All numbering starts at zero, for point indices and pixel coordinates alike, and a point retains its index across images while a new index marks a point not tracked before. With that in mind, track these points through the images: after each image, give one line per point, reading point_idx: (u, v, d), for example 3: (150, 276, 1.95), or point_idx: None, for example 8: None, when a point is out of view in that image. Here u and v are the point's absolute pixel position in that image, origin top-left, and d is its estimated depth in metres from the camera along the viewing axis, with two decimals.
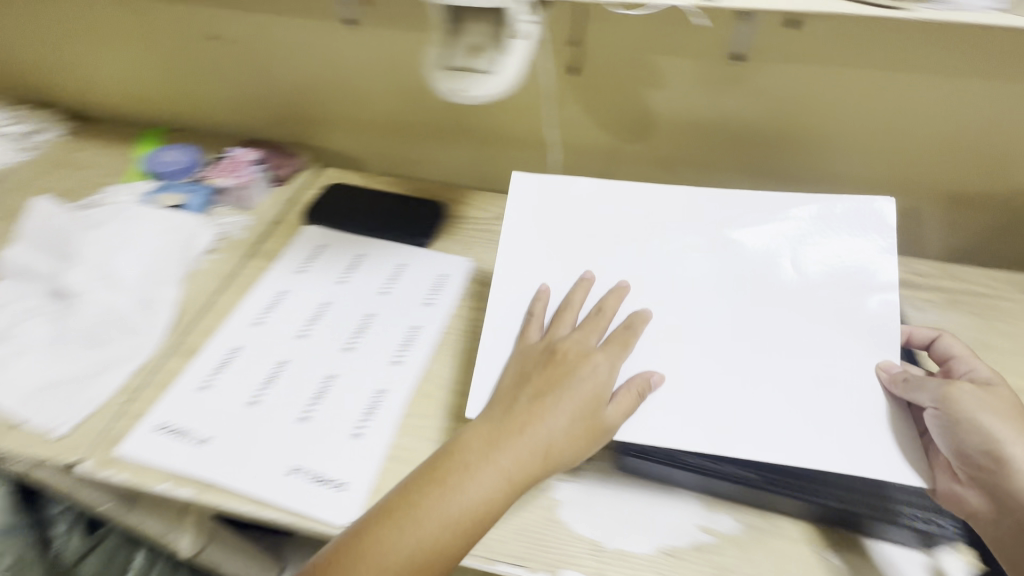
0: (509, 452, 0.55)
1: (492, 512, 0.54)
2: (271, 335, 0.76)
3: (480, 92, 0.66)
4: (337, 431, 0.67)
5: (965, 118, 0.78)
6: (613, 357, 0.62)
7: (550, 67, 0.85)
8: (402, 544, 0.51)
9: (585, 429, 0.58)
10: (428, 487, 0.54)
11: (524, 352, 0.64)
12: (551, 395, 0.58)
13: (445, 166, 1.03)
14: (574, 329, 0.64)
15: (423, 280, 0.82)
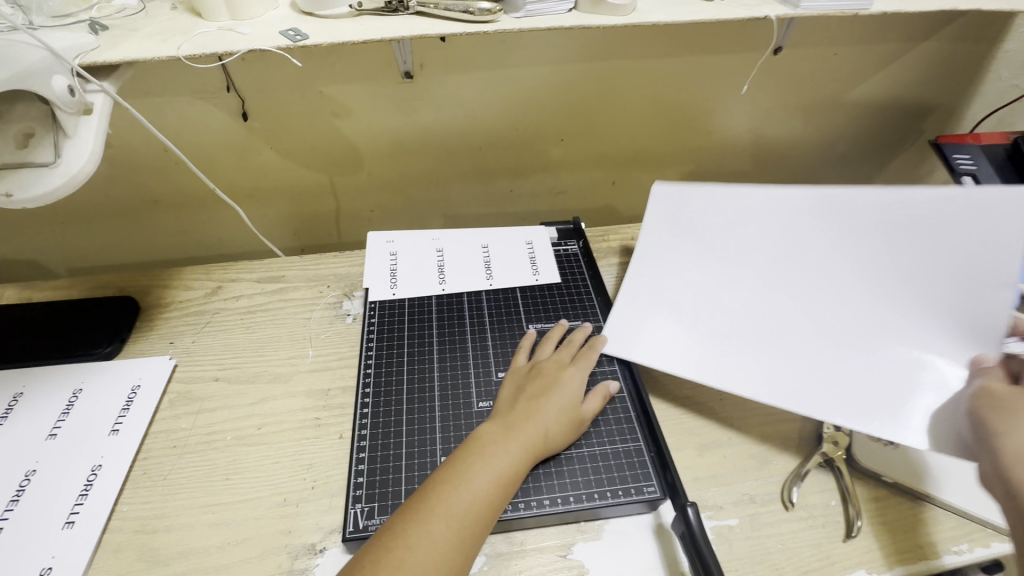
0: (525, 430, 0.57)
1: (499, 495, 0.52)
2: (14, 451, 0.61)
3: (42, 193, 0.48)
4: (186, 542, 0.56)
5: (711, 128, 1.02)
6: (586, 369, 0.65)
7: (389, 83, 0.81)
8: (465, 495, 0.50)
9: (558, 430, 0.58)
10: (471, 455, 0.54)
11: (513, 370, 0.66)
12: (544, 395, 0.60)
13: (271, 214, 0.96)
14: (557, 350, 0.68)
15: (115, 399, 0.67)
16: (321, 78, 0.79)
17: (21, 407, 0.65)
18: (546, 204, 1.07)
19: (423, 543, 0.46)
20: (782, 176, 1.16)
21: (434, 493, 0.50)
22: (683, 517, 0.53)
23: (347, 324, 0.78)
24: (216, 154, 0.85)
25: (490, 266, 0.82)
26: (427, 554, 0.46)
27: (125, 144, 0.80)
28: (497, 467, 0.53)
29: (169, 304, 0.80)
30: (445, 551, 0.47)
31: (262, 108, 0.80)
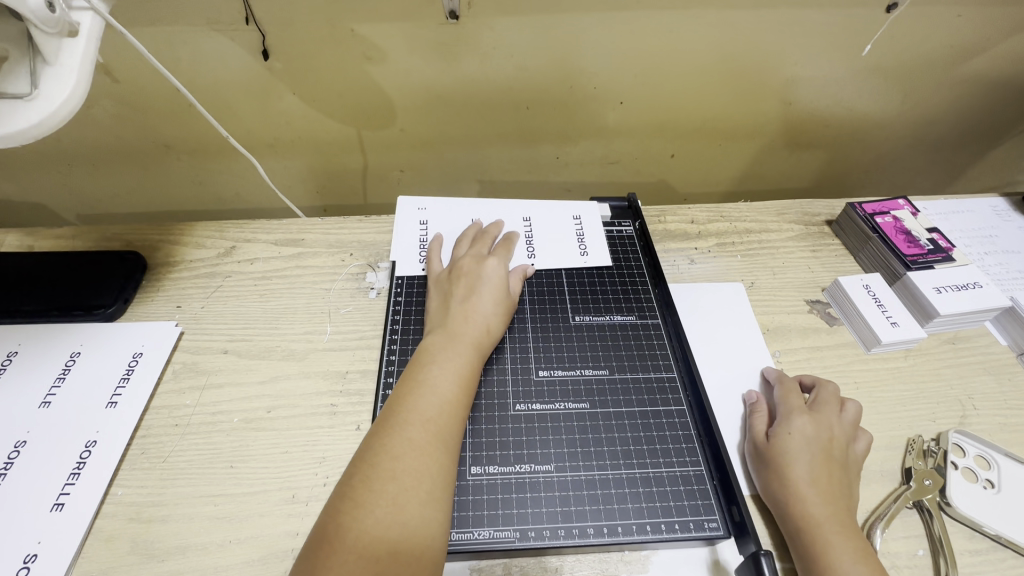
0: (465, 332, 0.55)
1: (464, 391, 0.51)
2: (4, 417, 0.55)
3: (15, 132, 0.40)
4: (183, 537, 0.50)
5: (792, 99, 0.89)
6: (503, 258, 0.65)
7: (431, 23, 0.69)
8: (428, 400, 0.48)
9: (494, 318, 0.58)
10: (419, 366, 0.52)
11: (434, 280, 0.63)
12: (473, 293, 0.59)
13: (293, 168, 0.88)
14: (469, 249, 0.66)
15: (115, 366, 0.61)
16: (353, 15, 0.68)
17: (13, 368, 0.59)
18: (594, 174, 0.97)
19: (404, 449, 0.44)
20: (863, 159, 1.03)
21: (395, 408, 0.48)
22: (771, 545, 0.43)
23: (370, 298, 0.70)
24: (233, 97, 0.76)
25: (532, 242, 0.72)
26: (416, 457, 0.44)
27: (133, 81, 0.71)
28: (450, 367, 0.52)
29: (178, 263, 0.73)
30: (431, 451, 0.45)
31: (286, 47, 0.70)
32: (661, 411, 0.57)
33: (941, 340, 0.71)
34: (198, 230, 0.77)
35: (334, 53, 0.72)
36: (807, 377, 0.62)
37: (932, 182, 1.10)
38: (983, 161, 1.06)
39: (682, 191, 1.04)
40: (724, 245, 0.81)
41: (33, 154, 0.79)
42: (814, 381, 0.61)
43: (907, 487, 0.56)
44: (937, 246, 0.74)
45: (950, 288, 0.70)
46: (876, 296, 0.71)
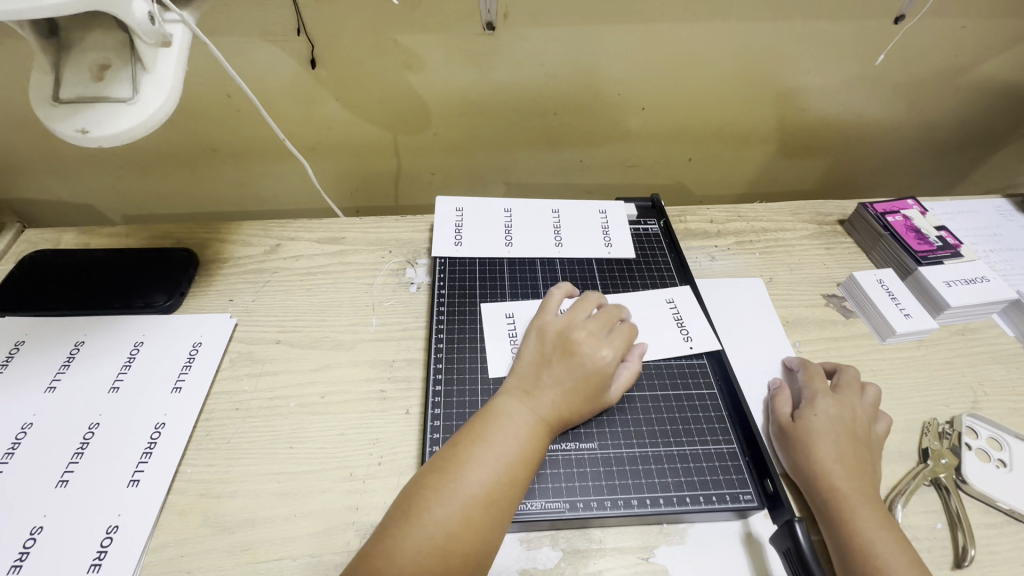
0: (544, 408, 0.52)
1: (525, 472, 0.48)
2: (77, 400, 0.59)
3: (118, 133, 0.44)
4: (251, 511, 0.54)
5: (805, 105, 0.93)
6: (619, 346, 0.58)
7: (469, 34, 0.74)
8: (486, 472, 0.46)
9: (581, 399, 0.54)
10: (490, 429, 0.50)
11: (541, 329, 0.59)
12: (570, 375, 0.54)
13: (330, 171, 0.92)
14: (580, 315, 0.60)
15: (176, 354, 0.64)
16: (397, 26, 0.72)
17: (82, 356, 0.63)
18: (614, 176, 1.01)
19: (453, 521, 0.43)
20: (870, 162, 1.07)
21: (456, 465, 0.47)
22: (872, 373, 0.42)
23: (411, 292, 0.74)
24: (279, 103, 0.80)
25: (560, 231, 0.77)
26: (461, 524, 0.44)
27: (187, 88, 0.75)
28: (516, 443, 0.49)
29: (228, 259, 0.77)
30: (478, 523, 0.44)
31: (333, 56, 0.75)
32: (695, 394, 0.61)
33: (950, 332, 0.75)
34: (244, 229, 0.81)
35: (376, 62, 0.76)
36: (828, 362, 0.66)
37: (936, 184, 1.14)
38: (985, 165, 1.10)
39: (698, 193, 1.09)
40: (743, 243, 0.85)
41: (86, 157, 0.83)
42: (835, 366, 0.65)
43: (925, 465, 0.60)
44: (946, 243, 0.79)
45: (959, 282, 0.74)
46: (890, 289, 0.75)
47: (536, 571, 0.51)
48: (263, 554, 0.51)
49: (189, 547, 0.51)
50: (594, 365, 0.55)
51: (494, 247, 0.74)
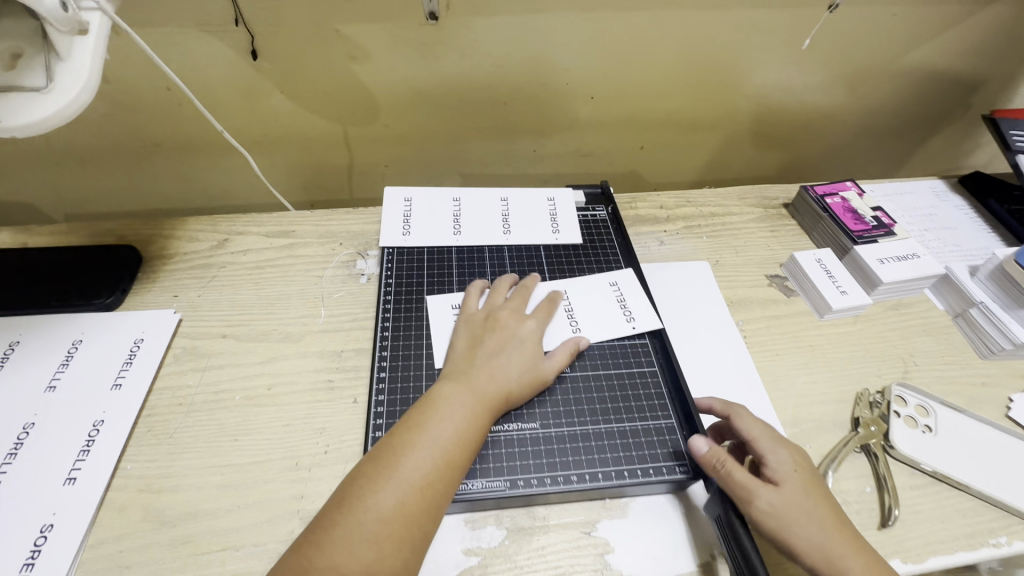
0: (482, 388, 0.54)
1: (463, 454, 0.49)
2: (11, 401, 0.57)
3: (33, 121, 0.43)
4: (193, 504, 0.53)
5: (749, 92, 0.96)
6: (543, 321, 0.63)
7: (412, 23, 0.74)
8: (423, 457, 0.47)
9: (519, 373, 0.56)
10: (428, 416, 0.50)
11: (467, 317, 0.62)
12: (501, 350, 0.57)
13: (281, 165, 0.91)
14: (508, 301, 0.64)
15: (117, 351, 0.63)
16: (338, 16, 0.72)
17: (16, 356, 0.61)
18: (569, 166, 1.02)
19: (388, 509, 0.44)
20: (816, 148, 1.11)
21: (392, 454, 0.47)
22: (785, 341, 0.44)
23: (361, 283, 0.74)
24: (223, 96, 0.79)
25: (508, 218, 0.78)
26: (399, 516, 0.44)
27: (125, 80, 0.74)
28: (454, 427, 0.50)
29: (173, 255, 0.75)
30: (417, 514, 0.44)
31: (275, 47, 0.74)
32: (636, 372, 0.62)
33: (885, 307, 0.78)
34: (191, 224, 0.80)
35: (320, 53, 0.76)
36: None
37: (880, 168, 1.19)
38: (924, 149, 1.15)
39: (652, 181, 1.11)
40: (691, 227, 0.87)
41: (22, 154, 0.80)
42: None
43: (856, 433, 0.63)
44: (881, 222, 0.82)
45: (892, 259, 0.78)
46: (827, 268, 0.78)
47: (481, 550, 0.52)
48: (205, 545, 0.51)
49: (129, 543, 0.51)
50: (522, 339, 0.59)
51: (443, 237, 0.75)
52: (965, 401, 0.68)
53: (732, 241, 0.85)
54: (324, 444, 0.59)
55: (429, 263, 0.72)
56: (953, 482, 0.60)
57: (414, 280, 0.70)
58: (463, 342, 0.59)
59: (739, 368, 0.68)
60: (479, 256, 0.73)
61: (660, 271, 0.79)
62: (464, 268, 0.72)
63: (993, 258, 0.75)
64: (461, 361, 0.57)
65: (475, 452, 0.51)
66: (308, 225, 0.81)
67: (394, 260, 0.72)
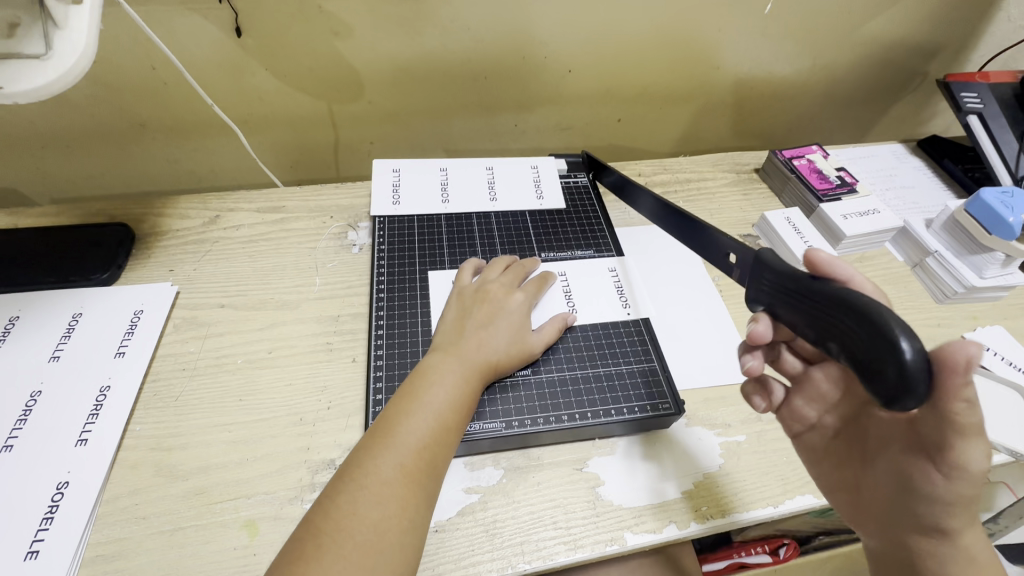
0: (472, 358, 0.56)
1: (458, 418, 0.52)
2: (16, 371, 0.59)
3: (33, 88, 0.45)
4: (203, 459, 0.56)
5: (720, 63, 1.00)
6: (532, 296, 0.65)
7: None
8: (419, 424, 0.49)
9: (509, 349, 0.59)
10: (423, 384, 0.53)
11: (460, 291, 0.64)
12: (490, 322, 0.59)
13: (267, 144, 0.92)
14: (500, 275, 0.66)
15: (118, 322, 0.65)
16: None
17: (17, 330, 0.62)
18: (550, 140, 1.06)
19: (389, 473, 0.45)
20: (785, 118, 1.16)
21: (389, 423, 0.49)
22: (763, 262, 0.49)
23: (354, 253, 0.76)
24: (208, 75, 0.80)
25: (494, 186, 0.81)
26: (401, 473, 0.46)
27: (110, 60, 0.74)
28: (445, 393, 0.52)
29: (166, 232, 0.77)
30: (418, 472, 0.47)
31: (259, 24, 0.75)
32: (620, 323, 0.67)
33: (850, 260, 0.83)
34: (182, 202, 0.81)
35: (303, 29, 0.77)
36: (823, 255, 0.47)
37: (845, 137, 1.24)
38: (886, 117, 1.21)
39: (631, 154, 1.15)
40: (668, 193, 0.91)
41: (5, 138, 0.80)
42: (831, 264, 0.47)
43: None
44: (844, 181, 0.87)
45: (855, 215, 0.83)
46: (796, 225, 0.83)
47: (481, 488, 0.56)
48: (218, 495, 0.53)
49: (144, 496, 0.53)
50: (513, 314, 0.62)
51: (432, 205, 0.77)
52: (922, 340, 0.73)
53: (708, 204, 0.90)
54: (326, 400, 0.61)
55: (419, 231, 0.75)
56: None
57: (406, 247, 0.73)
58: (456, 315, 0.61)
59: (719, 318, 0.72)
60: (467, 222, 0.76)
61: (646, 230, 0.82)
62: (454, 234, 0.75)
63: (947, 209, 0.80)
64: (454, 334, 0.59)
65: (468, 416, 0.53)
66: (299, 200, 0.83)
67: (385, 229, 0.75)
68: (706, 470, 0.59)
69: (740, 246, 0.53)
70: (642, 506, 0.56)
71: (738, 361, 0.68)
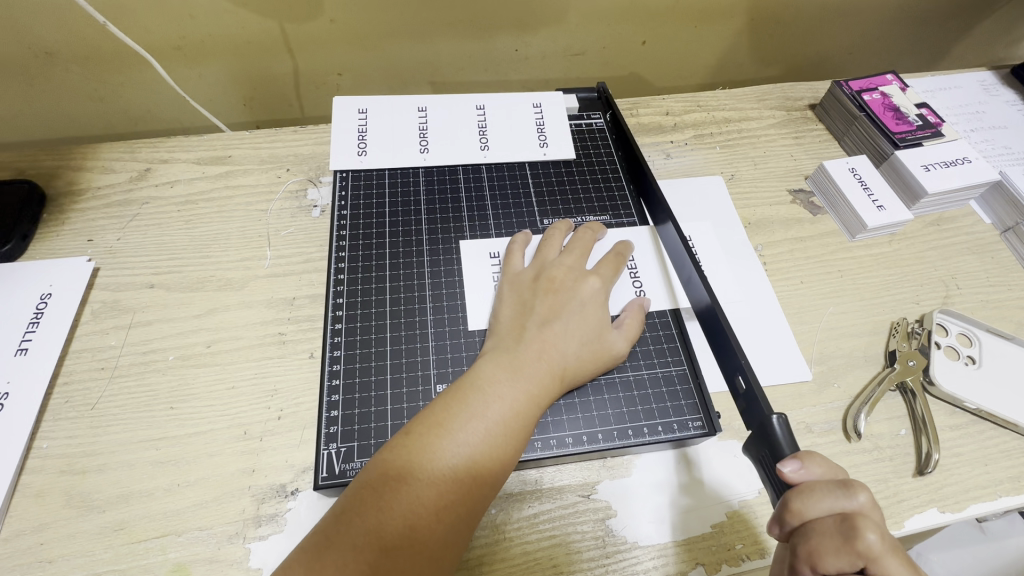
0: (534, 368, 0.43)
1: (501, 457, 0.39)
2: None
3: None
4: (124, 485, 0.45)
5: None
6: (608, 281, 0.51)
7: None
8: (448, 462, 0.37)
9: (580, 356, 0.46)
10: (461, 403, 0.40)
11: (514, 277, 0.51)
12: (557, 319, 0.47)
13: (212, 76, 0.76)
14: (564, 254, 0.52)
15: (18, 307, 0.53)
16: None
17: None
18: (557, 68, 0.87)
19: (398, 531, 0.35)
20: (844, 38, 0.95)
21: (403, 458, 0.37)
22: (764, 436, 0.40)
23: (314, 217, 0.62)
24: None
25: (486, 131, 0.65)
26: (410, 532, 0.35)
27: None
28: (488, 427, 0.39)
29: (85, 191, 0.63)
30: (439, 529, 0.36)
31: None
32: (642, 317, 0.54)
33: (925, 224, 0.68)
34: (106, 151, 0.66)
35: None
36: (795, 503, 0.35)
37: (913, 64, 1.04)
38: (966, 38, 0.99)
39: (654, 84, 0.96)
40: (702, 136, 0.74)
41: None
42: (807, 519, 0.34)
43: (892, 369, 0.55)
44: (926, 122, 0.69)
45: (938, 165, 0.66)
46: (862, 178, 0.66)
47: None
48: (142, 532, 0.44)
49: (50, 536, 0.43)
50: (586, 308, 0.48)
51: (407, 156, 0.62)
52: (1013, 327, 0.60)
53: (751, 151, 0.73)
54: (275, 409, 0.50)
55: (391, 190, 0.60)
56: (999, 421, 0.53)
57: (375, 212, 0.58)
58: (510, 310, 0.48)
59: (763, 299, 0.59)
60: (452, 180, 0.61)
61: (671, 189, 0.67)
62: (435, 194, 0.60)
63: None
64: (507, 335, 0.46)
65: (514, 457, 0.41)
66: (248, 150, 0.68)
67: (348, 187, 0.60)
68: (742, 497, 0.48)
69: (754, 391, 0.42)
70: (661, 544, 0.45)
71: (784, 356, 0.55)
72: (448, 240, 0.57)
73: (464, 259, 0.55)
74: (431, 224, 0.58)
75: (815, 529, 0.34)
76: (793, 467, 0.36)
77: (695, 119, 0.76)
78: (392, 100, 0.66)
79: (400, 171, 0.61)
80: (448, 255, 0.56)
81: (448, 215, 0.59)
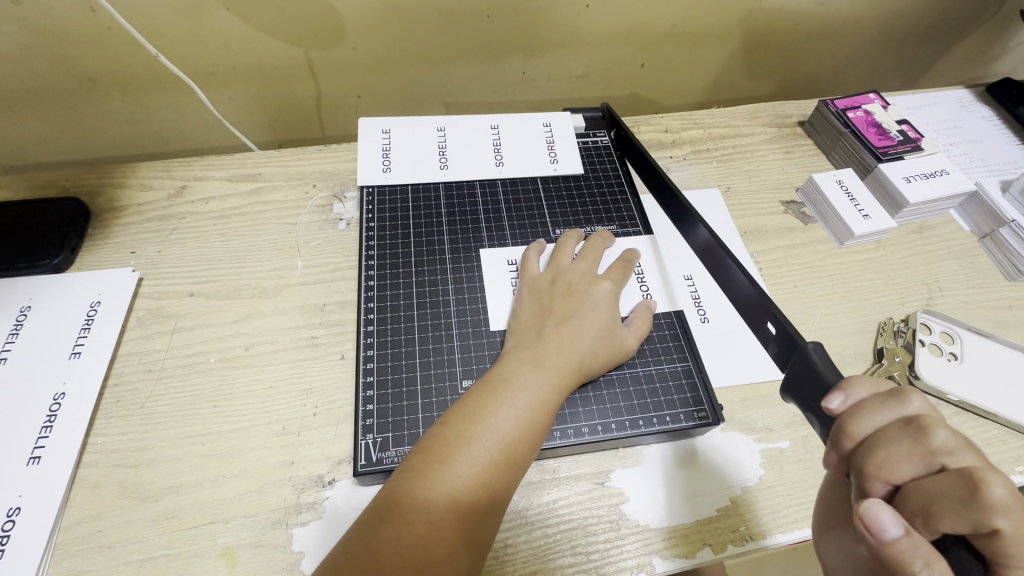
0: (554, 362, 0.48)
1: (529, 442, 0.43)
2: None
3: None
4: (174, 477, 0.49)
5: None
6: (618, 284, 0.56)
7: None
8: (484, 446, 0.41)
9: (595, 351, 0.50)
10: (491, 394, 0.45)
11: (532, 282, 0.55)
12: (574, 317, 0.51)
13: (240, 99, 0.81)
14: (577, 259, 0.57)
15: (70, 314, 0.57)
16: None
17: None
18: (561, 89, 0.93)
19: (444, 507, 0.39)
20: (831, 58, 1.01)
21: (443, 443, 0.41)
22: (807, 374, 0.43)
23: (340, 230, 0.67)
24: (161, 19, 0.67)
25: (500, 149, 0.70)
26: (453, 508, 0.39)
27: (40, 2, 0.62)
28: (517, 414, 0.44)
29: (126, 207, 0.67)
30: (478, 505, 0.40)
31: None
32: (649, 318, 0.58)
33: (908, 231, 0.73)
34: (145, 170, 0.71)
35: None
36: (851, 425, 0.36)
37: (895, 82, 1.10)
38: (944, 59, 1.06)
39: (653, 102, 1.02)
40: (699, 152, 0.79)
41: None
42: (864, 438, 0.36)
43: (879, 365, 0.59)
44: (907, 137, 0.74)
45: (919, 177, 0.71)
46: (849, 190, 0.71)
47: None
48: (192, 520, 0.47)
49: (107, 524, 0.47)
50: (600, 307, 0.53)
51: (428, 172, 0.67)
52: (991, 326, 0.64)
53: (746, 165, 0.78)
54: (311, 407, 0.54)
55: (414, 203, 0.65)
56: (981, 412, 0.57)
57: (399, 224, 0.63)
58: (530, 311, 0.53)
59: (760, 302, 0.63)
60: (469, 193, 0.66)
61: None
62: (455, 206, 0.65)
63: None
64: (529, 333, 0.50)
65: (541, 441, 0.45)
66: (277, 167, 0.72)
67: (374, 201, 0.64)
68: (744, 483, 0.52)
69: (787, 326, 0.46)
70: (671, 526, 0.49)
71: None
72: (468, 248, 0.61)
73: (484, 266, 0.60)
74: (451, 234, 0.63)
75: (878, 441, 0.35)
76: (838, 400, 0.38)
77: (693, 136, 0.81)
78: (412, 120, 0.71)
79: (422, 185, 0.66)
80: (468, 262, 0.60)
81: (468, 226, 0.63)
